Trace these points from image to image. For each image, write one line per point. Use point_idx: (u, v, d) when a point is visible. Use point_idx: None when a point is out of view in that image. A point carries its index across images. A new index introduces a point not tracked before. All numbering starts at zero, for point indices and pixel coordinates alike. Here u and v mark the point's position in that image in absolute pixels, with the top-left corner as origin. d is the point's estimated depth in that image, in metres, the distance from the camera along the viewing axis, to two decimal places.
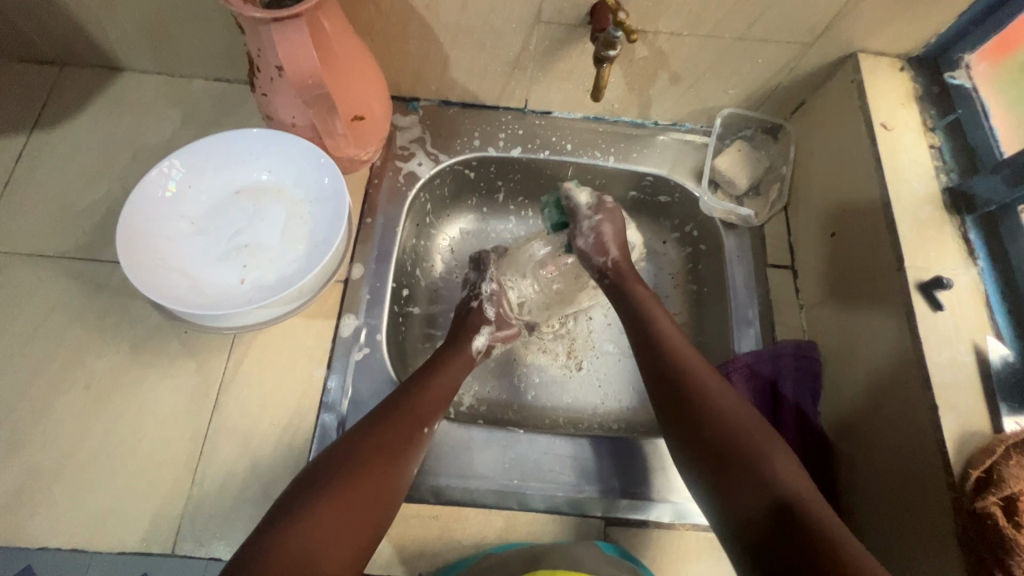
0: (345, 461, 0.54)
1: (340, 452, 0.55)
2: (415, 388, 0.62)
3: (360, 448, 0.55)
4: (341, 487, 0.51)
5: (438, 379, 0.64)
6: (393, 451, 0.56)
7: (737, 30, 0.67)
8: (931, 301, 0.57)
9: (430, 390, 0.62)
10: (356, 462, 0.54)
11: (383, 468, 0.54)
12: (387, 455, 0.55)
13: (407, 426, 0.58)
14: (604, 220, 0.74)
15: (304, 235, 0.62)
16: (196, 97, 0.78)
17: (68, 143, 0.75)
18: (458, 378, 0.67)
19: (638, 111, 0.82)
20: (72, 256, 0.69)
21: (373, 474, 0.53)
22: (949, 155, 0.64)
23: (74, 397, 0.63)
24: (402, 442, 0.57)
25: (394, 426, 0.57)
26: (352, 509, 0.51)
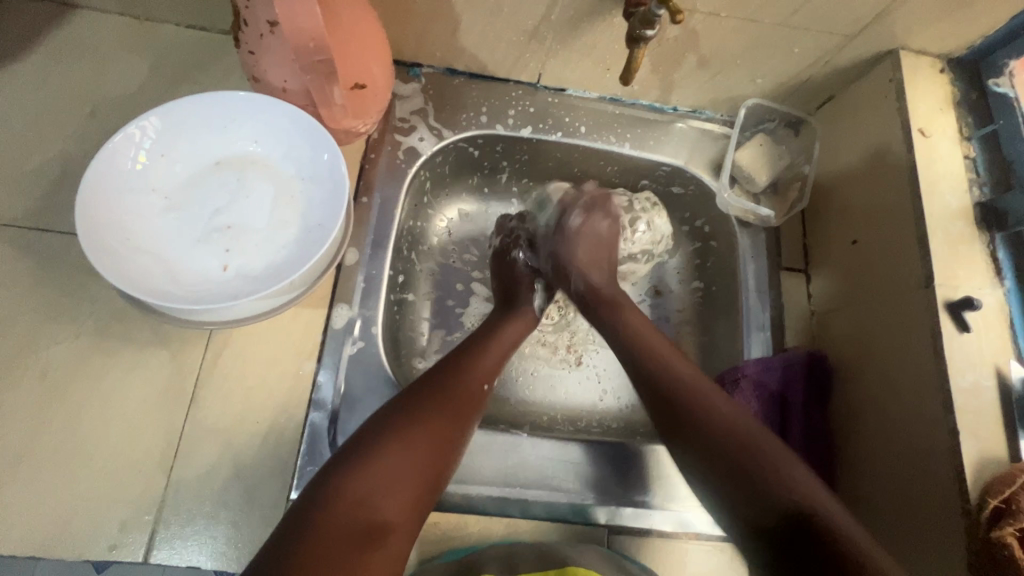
0: (411, 407, 0.54)
1: (406, 399, 0.55)
2: (478, 346, 0.63)
3: (422, 395, 0.55)
4: (407, 432, 0.51)
5: (502, 334, 0.65)
6: (458, 403, 0.56)
7: (779, 15, 0.62)
8: (958, 321, 0.55)
9: (493, 348, 0.63)
10: (422, 407, 0.54)
11: (450, 419, 0.54)
12: (455, 406, 0.55)
13: (473, 379, 0.58)
14: (570, 236, 0.73)
15: (295, 219, 0.55)
16: (166, 46, 0.68)
17: (13, 91, 0.65)
18: (523, 335, 0.68)
19: (658, 94, 0.76)
20: (20, 225, 0.60)
21: (438, 421, 0.53)
22: (983, 167, 0.62)
23: (27, 388, 0.56)
24: (469, 396, 0.57)
25: (460, 376, 0.58)
26: (418, 453, 0.51)
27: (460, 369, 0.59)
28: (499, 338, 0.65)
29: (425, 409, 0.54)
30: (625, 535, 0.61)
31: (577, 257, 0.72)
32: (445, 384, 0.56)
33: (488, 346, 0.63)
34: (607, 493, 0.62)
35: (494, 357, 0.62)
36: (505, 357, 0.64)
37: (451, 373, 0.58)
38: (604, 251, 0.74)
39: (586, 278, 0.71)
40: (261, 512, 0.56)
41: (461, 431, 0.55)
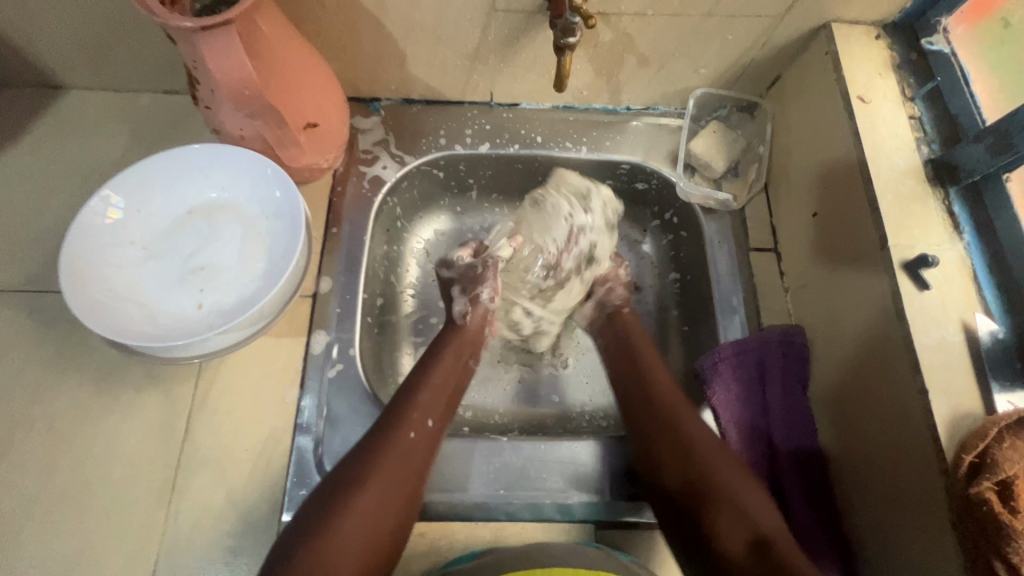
0: (351, 474, 0.54)
1: (359, 449, 0.56)
2: (419, 376, 0.63)
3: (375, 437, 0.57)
4: (367, 479, 0.54)
5: (444, 358, 0.66)
6: (392, 459, 0.55)
7: (703, 7, 0.64)
8: (917, 280, 0.55)
9: (426, 390, 0.62)
10: (379, 448, 0.56)
11: (407, 455, 0.56)
12: (389, 464, 0.55)
13: (417, 410, 0.60)
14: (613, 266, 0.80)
15: (263, 253, 0.59)
16: (144, 112, 0.75)
17: (13, 170, 0.72)
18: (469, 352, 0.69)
19: (608, 96, 0.79)
20: (24, 290, 0.66)
21: (393, 464, 0.55)
22: (930, 124, 0.62)
23: (37, 437, 0.61)
24: (421, 432, 0.58)
25: (405, 410, 0.59)
26: (381, 497, 0.53)
27: (389, 424, 0.58)
28: (433, 379, 0.63)
29: (381, 453, 0.55)
30: (615, 531, 0.62)
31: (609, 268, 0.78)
32: (390, 425, 0.58)
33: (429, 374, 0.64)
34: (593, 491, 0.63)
35: (437, 382, 0.63)
36: (452, 379, 0.65)
37: (380, 430, 0.57)
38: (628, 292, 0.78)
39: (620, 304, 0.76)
40: (256, 535, 0.59)
41: (419, 464, 0.57)
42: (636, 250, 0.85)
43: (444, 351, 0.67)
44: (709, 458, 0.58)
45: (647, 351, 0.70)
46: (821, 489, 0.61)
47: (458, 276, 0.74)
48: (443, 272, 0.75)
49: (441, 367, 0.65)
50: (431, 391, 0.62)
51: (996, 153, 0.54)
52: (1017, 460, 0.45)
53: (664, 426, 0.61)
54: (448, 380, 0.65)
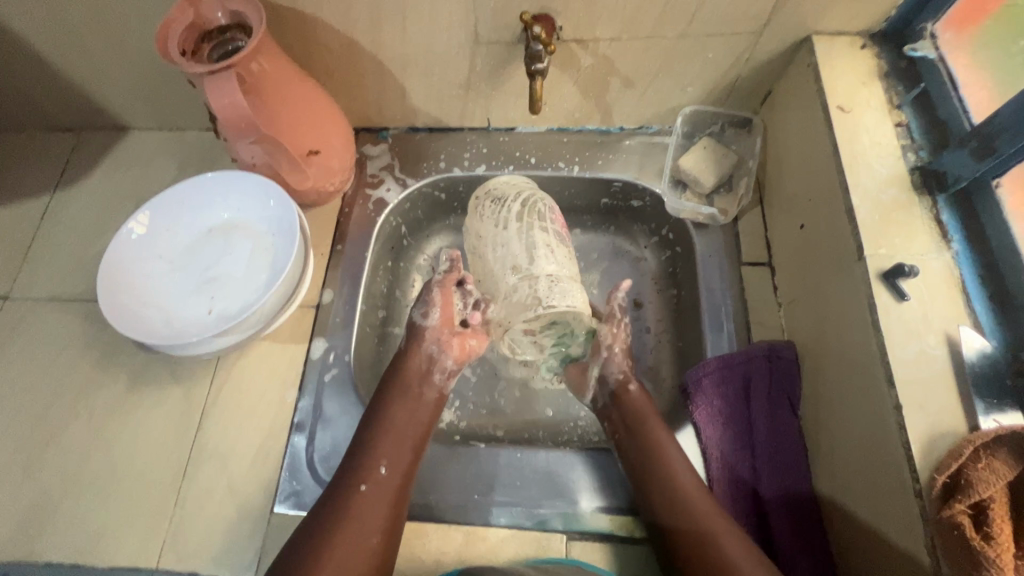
0: (313, 530, 0.57)
1: (315, 515, 0.58)
2: (371, 426, 0.65)
3: (331, 505, 0.59)
4: (324, 548, 0.55)
5: (398, 404, 0.67)
6: (346, 517, 0.58)
7: (677, 28, 0.66)
8: (894, 290, 0.52)
9: (382, 438, 0.63)
10: (333, 511, 0.58)
11: (363, 517, 0.58)
12: (346, 524, 0.57)
13: (371, 464, 0.61)
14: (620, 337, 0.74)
15: (266, 266, 0.66)
16: (191, 147, 0.88)
17: (84, 198, 0.86)
18: (422, 391, 0.69)
19: (600, 117, 0.82)
20: (83, 297, 0.78)
21: (352, 529, 0.57)
22: (918, 131, 0.60)
23: (79, 424, 0.70)
24: (379, 490, 0.60)
25: (357, 469, 0.61)
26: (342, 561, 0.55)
27: (345, 479, 0.61)
28: (389, 425, 0.65)
29: (336, 520, 0.57)
30: (620, 543, 0.62)
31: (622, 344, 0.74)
32: (343, 488, 0.60)
33: (382, 424, 0.65)
34: (579, 500, 0.64)
35: (390, 428, 0.64)
36: (410, 422, 0.66)
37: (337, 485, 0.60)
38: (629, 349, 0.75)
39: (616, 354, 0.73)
40: (250, 523, 0.64)
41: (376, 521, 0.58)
42: (634, 264, 0.86)
43: (398, 393, 0.68)
44: (676, 477, 0.61)
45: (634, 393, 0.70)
46: (803, 511, 0.59)
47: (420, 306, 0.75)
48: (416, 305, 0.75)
49: (393, 413, 0.66)
50: (385, 439, 0.63)
51: (979, 157, 0.52)
52: (992, 482, 0.42)
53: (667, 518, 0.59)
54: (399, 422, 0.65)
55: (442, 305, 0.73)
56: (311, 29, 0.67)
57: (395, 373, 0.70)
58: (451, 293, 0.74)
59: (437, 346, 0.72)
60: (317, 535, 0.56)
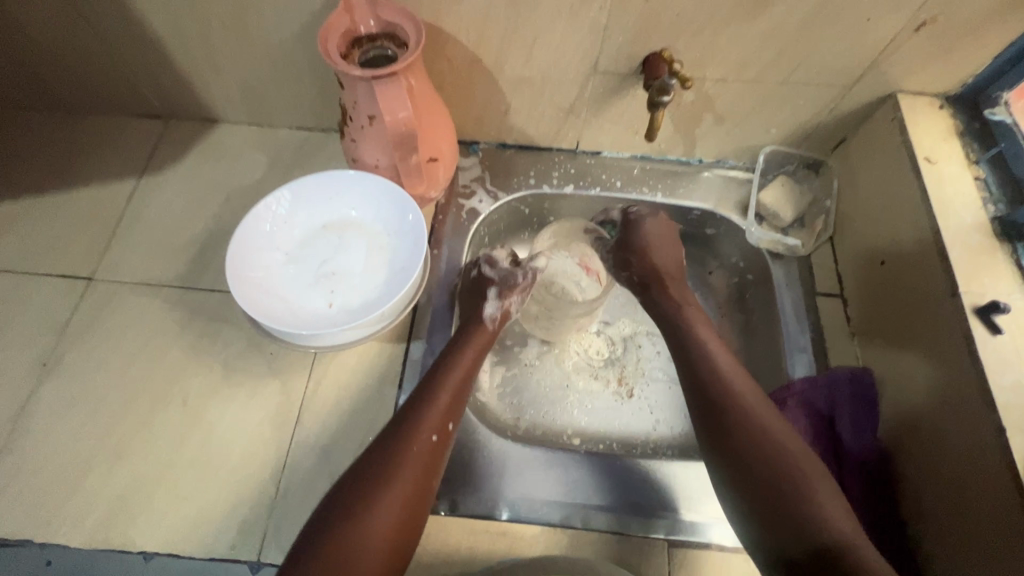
0: (379, 463, 0.56)
1: (378, 447, 0.58)
2: (441, 372, 0.65)
3: (394, 440, 0.58)
4: (388, 483, 0.55)
5: (465, 356, 0.67)
6: (410, 459, 0.57)
7: (779, 75, 0.72)
8: (990, 324, 0.59)
9: (444, 391, 0.63)
10: (396, 446, 0.58)
11: (420, 460, 0.58)
12: (411, 463, 0.57)
13: (437, 412, 0.61)
14: (644, 231, 0.80)
15: (383, 264, 0.69)
16: (282, 144, 0.89)
17: (170, 185, 0.85)
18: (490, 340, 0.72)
19: (683, 149, 0.87)
20: (173, 284, 0.77)
21: (413, 472, 0.57)
22: (995, 186, 0.67)
23: (171, 412, 0.69)
24: (440, 440, 0.60)
25: (423, 412, 0.61)
26: (401, 495, 0.55)
27: (414, 424, 0.59)
28: (453, 380, 0.65)
29: (398, 460, 0.57)
30: (639, 536, 0.65)
31: (647, 241, 0.79)
32: (408, 425, 0.59)
33: (451, 375, 0.65)
34: (676, 508, 0.67)
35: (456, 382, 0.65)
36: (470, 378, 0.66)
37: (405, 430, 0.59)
38: (667, 242, 0.80)
39: (647, 266, 0.78)
40: None
41: (433, 467, 0.59)
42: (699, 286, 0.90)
43: (466, 350, 0.68)
44: (723, 381, 0.63)
45: (691, 301, 0.75)
46: (885, 523, 0.65)
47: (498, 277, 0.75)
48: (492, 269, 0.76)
49: (461, 366, 0.66)
50: (450, 392, 0.64)
51: None
52: None
53: (718, 409, 0.60)
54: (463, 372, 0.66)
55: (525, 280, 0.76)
56: (443, 45, 0.71)
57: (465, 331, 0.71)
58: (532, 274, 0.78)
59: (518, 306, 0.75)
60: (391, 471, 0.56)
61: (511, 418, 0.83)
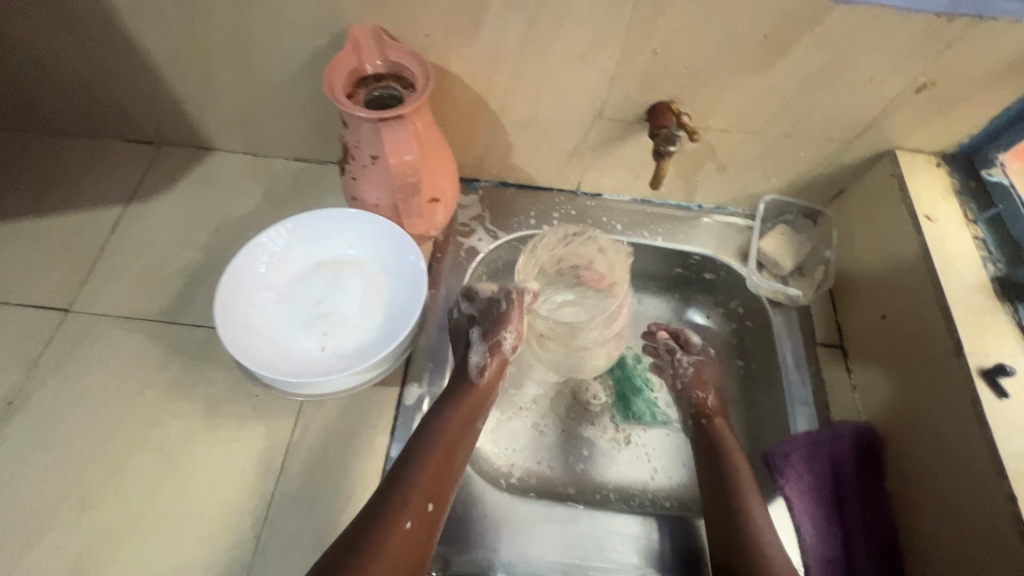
0: (353, 554, 0.54)
1: (348, 541, 0.55)
2: (417, 451, 0.61)
3: (368, 531, 0.55)
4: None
5: (448, 427, 0.64)
6: (385, 552, 0.55)
7: (782, 128, 0.73)
8: (995, 387, 0.58)
9: (422, 470, 0.60)
10: (371, 539, 0.55)
11: (396, 549, 0.55)
12: (386, 552, 0.55)
13: (415, 495, 0.58)
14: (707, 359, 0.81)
15: (381, 306, 0.66)
16: (278, 175, 0.87)
17: (159, 214, 0.82)
18: (481, 408, 0.68)
19: (684, 194, 0.87)
20: (156, 318, 0.74)
21: (389, 564, 0.54)
22: (994, 245, 0.68)
23: (146, 457, 0.65)
24: (417, 525, 0.57)
25: (399, 496, 0.58)
26: None
27: (390, 506, 0.57)
28: (432, 455, 0.61)
29: (371, 553, 0.54)
30: None
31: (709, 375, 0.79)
32: (380, 516, 0.57)
33: (430, 451, 0.61)
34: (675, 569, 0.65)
35: (436, 459, 0.61)
36: (455, 452, 0.63)
37: (381, 513, 0.57)
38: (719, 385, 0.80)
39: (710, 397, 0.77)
40: None
41: (413, 556, 0.56)
42: (693, 333, 0.90)
43: (454, 417, 0.65)
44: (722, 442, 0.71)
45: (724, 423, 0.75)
46: None
47: (480, 313, 0.72)
48: (466, 305, 0.74)
49: (442, 438, 0.63)
50: (431, 469, 0.60)
51: None
52: None
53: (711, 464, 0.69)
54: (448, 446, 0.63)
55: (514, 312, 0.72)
56: (449, 85, 0.70)
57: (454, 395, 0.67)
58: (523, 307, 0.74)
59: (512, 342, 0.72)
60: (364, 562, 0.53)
61: (505, 465, 0.80)
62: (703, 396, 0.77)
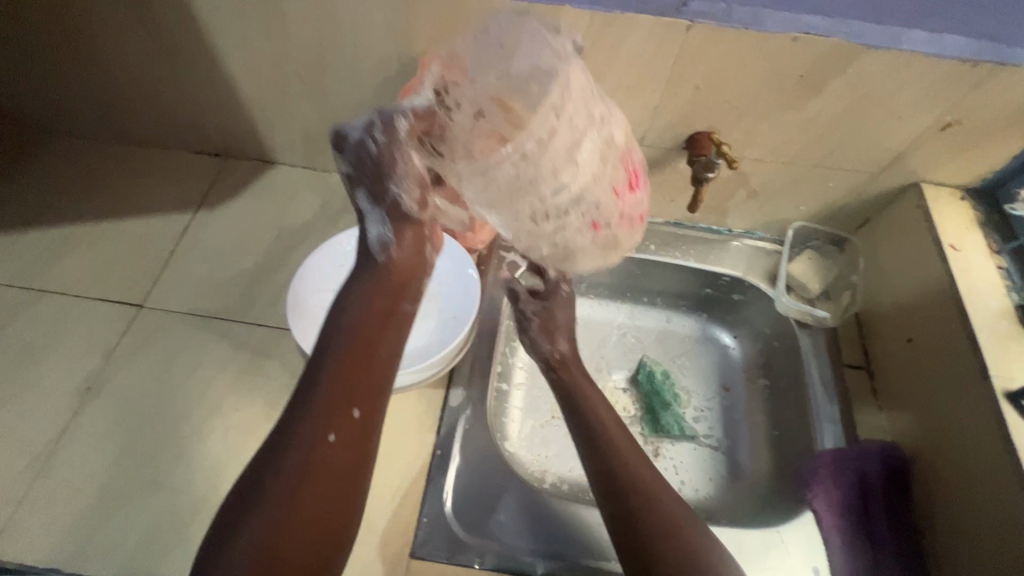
0: (276, 475, 0.50)
1: (262, 468, 0.51)
2: (328, 355, 0.56)
3: (292, 451, 0.51)
4: (295, 495, 0.49)
5: (368, 323, 0.58)
6: (312, 470, 0.51)
7: (812, 159, 0.78)
8: (1020, 410, 0.61)
9: (337, 376, 0.55)
10: (291, 461, 0.51)
11: (319, 466, 0.51)
12: (312, 469, 0.51)
13: (332, 408, 0.53)
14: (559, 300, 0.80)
15: (433, 311, 0.79)
16: (334, 188, 0.93)
17: (224, 220, 0.89)
18: (404, 284, 0.62)
19: (714, 218, 0.92)
20: (221, 317, 0.79)
21: (313, 481, 0.50)
22: (1017, 276, 0.71)
23: (211, 446, 0.70)
24: (346, 435, 0.53)
25: (312, 410, 0.53)
26: (309, 508, 0.50)
27: (308, 424, 0.52)
28: (349, 356, 0.56)
29: (299, 474, 0.50)
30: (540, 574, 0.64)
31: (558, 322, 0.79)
32: (295, 437, 0.52)
33: (337, 348, 0.56)
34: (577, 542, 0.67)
35: (357, 363, 0.56)
36: (378, 349, 0.57)
37: (296, 432, 0.52)
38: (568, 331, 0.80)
39: (560, 347, 0.78)
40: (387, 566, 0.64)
41: (339, 468, 0.52)
42: (718, 351, 0.95)
43: (369, 301, 0.59)
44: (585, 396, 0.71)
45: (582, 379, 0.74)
46: None
47: (358, 168, 0.61)
48: (343, 162, 0.63)
49: (353, 331, 0.57)
50: (348, 371, 0.55)
51: None
52: None
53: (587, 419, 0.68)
54: (372, 355, 0.57)
55: (394, 156, 0.59)
56: None
57: (356, 278, 0.61)
58: (400, 143, 0.59)
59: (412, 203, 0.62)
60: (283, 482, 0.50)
61: (538, 470, 0.83)
62: (554, 348, 0.78)
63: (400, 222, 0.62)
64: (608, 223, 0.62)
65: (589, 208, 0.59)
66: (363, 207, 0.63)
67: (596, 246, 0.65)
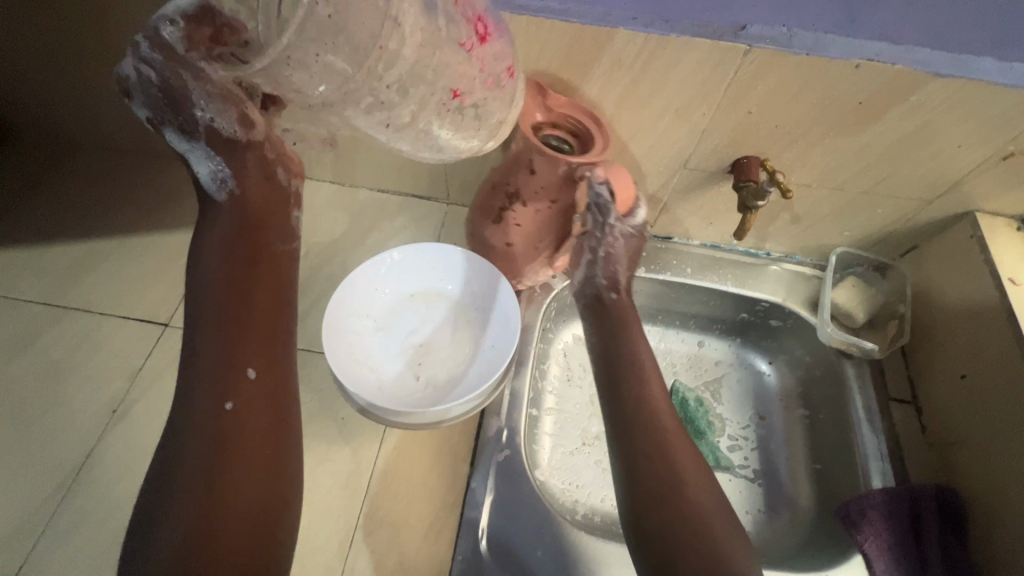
0: (198, 456, 0.51)
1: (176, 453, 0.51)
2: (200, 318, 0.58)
3: (203, 430, 0.52)
4: (222, 471, 0.51)
5: (232, 278, 0.61)
6: (227, 442, 0.52)
7: (862, 186, 0.75)
8: None
9: (224, 341, 0.57)
10: (204, 438, 0.52)
11: (239, 438, 0.52)
12: (224, 440, 0.52)
13: (229, 371, 0.55)
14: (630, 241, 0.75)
15: (470, 336, 0.73)
16: (363, 204, 0.91)
17: None
18: (256, 219, 0.65)
19: (753, 241, 0.89)
20: None
21: (235, 451, 0.52)
22: None
23: None
24: (252, 400, 0.55)
25: (212, 386, 0.54)
26: (239, 480, 0.51)
27: (205, 395, 0.53)
28: (222, 313, 0.58)
29: (215, 447, 0.51)
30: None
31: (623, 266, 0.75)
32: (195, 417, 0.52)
33: (209, 308, 0.58)
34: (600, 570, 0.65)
35: (230, 321, 0.58)
36: (257, 300, 0.60)
37: (197, 407, 0.53)
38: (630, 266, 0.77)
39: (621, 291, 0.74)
40: None
41: (257, 430, 0.54)
42: (754, 378, 0.91)
43: (218, 243, 0.62)
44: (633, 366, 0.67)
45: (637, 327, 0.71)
46: None
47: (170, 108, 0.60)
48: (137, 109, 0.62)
49: (219, 290, 0.60)
50: (227, 333, 0.57)
51: None
52: None
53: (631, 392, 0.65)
54: (251, 316, 0.59)
55: (171, 79, 0.58)
56: None
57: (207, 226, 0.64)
58: (182, 62, 0.58)
59: (232, 127, 0.62)
60: (196, 460, 0.51)
61: (570, 501, 0.79)
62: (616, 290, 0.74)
63: (232, 150, 0.63)
64: (471, 90, 0.57)
65: (440, 80, 0.56)
66: (182, 147, 0.64)
67: (466, 118, 0.60)
